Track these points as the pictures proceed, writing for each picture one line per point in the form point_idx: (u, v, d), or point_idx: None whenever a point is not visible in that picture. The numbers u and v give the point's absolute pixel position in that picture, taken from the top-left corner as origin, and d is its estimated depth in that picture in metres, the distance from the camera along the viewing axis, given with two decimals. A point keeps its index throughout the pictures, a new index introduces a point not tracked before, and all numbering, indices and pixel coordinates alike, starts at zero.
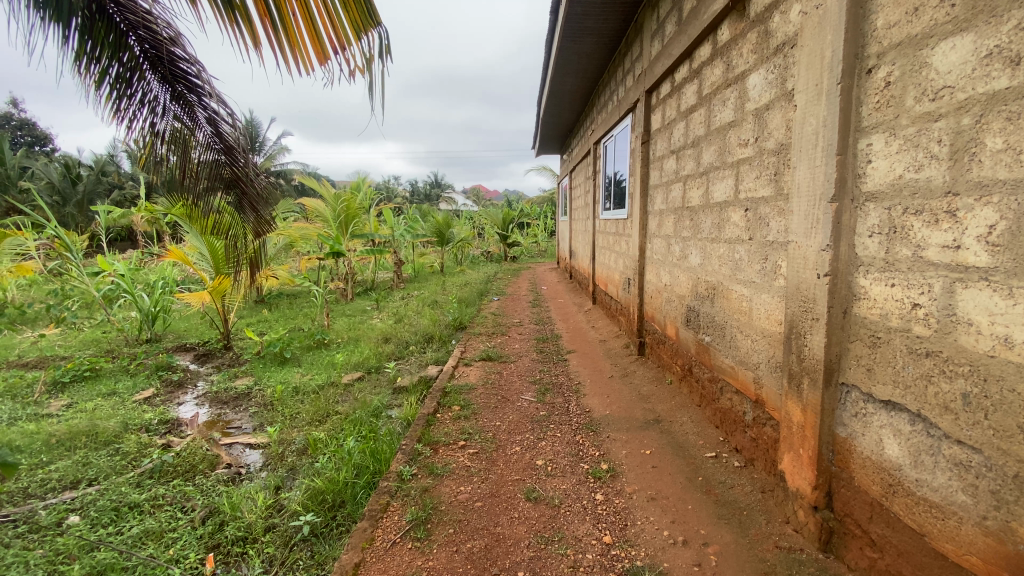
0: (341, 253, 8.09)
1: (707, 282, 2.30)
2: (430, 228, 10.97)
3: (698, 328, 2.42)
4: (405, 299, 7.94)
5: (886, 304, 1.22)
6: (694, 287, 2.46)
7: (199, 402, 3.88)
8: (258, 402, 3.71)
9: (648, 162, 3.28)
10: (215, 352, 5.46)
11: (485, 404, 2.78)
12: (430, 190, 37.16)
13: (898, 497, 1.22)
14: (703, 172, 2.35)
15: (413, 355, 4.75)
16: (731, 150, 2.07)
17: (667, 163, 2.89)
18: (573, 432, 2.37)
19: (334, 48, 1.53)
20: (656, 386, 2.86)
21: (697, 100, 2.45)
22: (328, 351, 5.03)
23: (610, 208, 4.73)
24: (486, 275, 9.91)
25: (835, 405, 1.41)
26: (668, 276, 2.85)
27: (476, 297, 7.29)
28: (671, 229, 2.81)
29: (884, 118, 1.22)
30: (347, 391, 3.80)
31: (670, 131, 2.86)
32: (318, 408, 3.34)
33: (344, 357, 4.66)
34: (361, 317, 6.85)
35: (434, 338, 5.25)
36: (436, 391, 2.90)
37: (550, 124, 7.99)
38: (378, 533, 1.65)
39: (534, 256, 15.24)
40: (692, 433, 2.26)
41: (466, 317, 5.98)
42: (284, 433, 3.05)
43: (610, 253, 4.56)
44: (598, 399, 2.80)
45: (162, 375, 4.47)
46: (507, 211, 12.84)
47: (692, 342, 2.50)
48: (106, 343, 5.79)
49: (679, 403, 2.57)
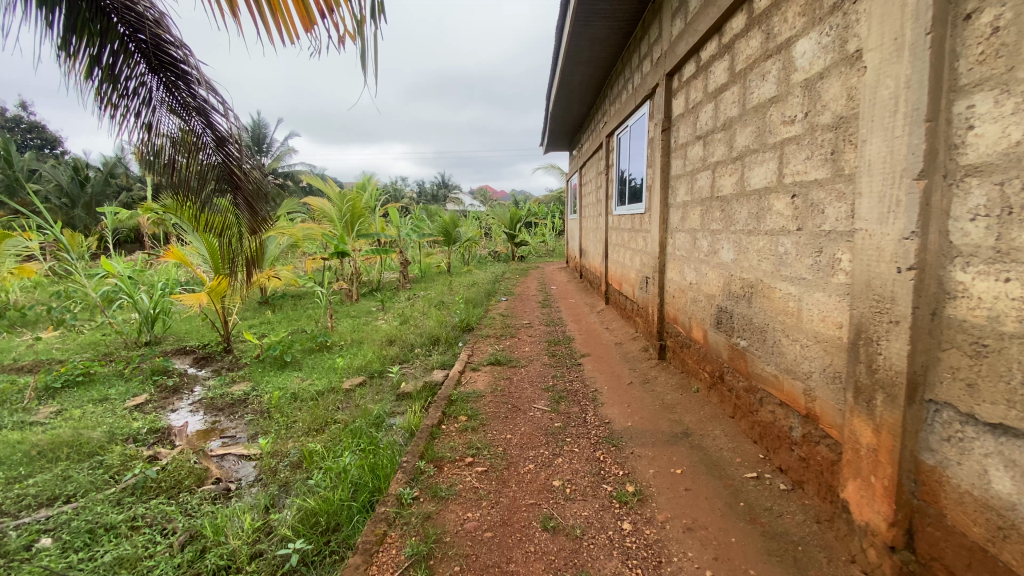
0: (345, 253, 7.90)
1: (743, 280, 2.06)
2: (436, 228, 10.77)
3: (731, 331, 2.18)
4: (411, 300, 7.74)
5: (998, 304, 0.98)
6: (726, 286, 2.22)
7: (194, 409, 3.69)
8: (254, 410, 3.50)
9: (669, 151, 3.04)
10: (215, 355, 5.28)
11: (494, 414, 2.54)
12: (437, 191, 37.14)
13: (1011, 544, 0.98)
14: (737, 158, 2.11)
15: (418, 358, 4.53)
16: (772, 131, 1.83)
17: (692, 151, 2.65)
18: (593, 447, 2.14)
19: (320, 10, 1.31)
20: (681, 394, 2.62)
21: (728, 78, 2.21)
22: (330, 354, 4.82)
23: (624, 203, 4.48)
24: (493, 275, 9.69)
25: (918, 426, 1.17)
26: (694, 274, 2.61)
27: (484, 297, 7.08)
28: (698, 222, 2.57)
29: (992, 73, 0.98)
30: (347, 397, 3.58)
31: (695, 115, 2.61)
32: (316, 417, 3.12)
33: (346, 360, 4.45)
34: (366, 318, 6.65)
35: (440, 341, 5.02)
36: (441, 400, 2.67)
37: (560, 119, 7.75)
38: (372, 570, 1.42)
39: (542, 255, 14.99)
40: (727, 449, 2.02)
41: (474, 319, 5.75)
42: (278, 444, 2.83)
43: (625, 251, 4.31)
44: (617, 408, 2.56)
45: (157, 380, 4.28)
46: (514, 210, 12.63)
47: (724, 347, 2.26)
48: (104, 346, 5.63)
49: (709, 414, 2.32)
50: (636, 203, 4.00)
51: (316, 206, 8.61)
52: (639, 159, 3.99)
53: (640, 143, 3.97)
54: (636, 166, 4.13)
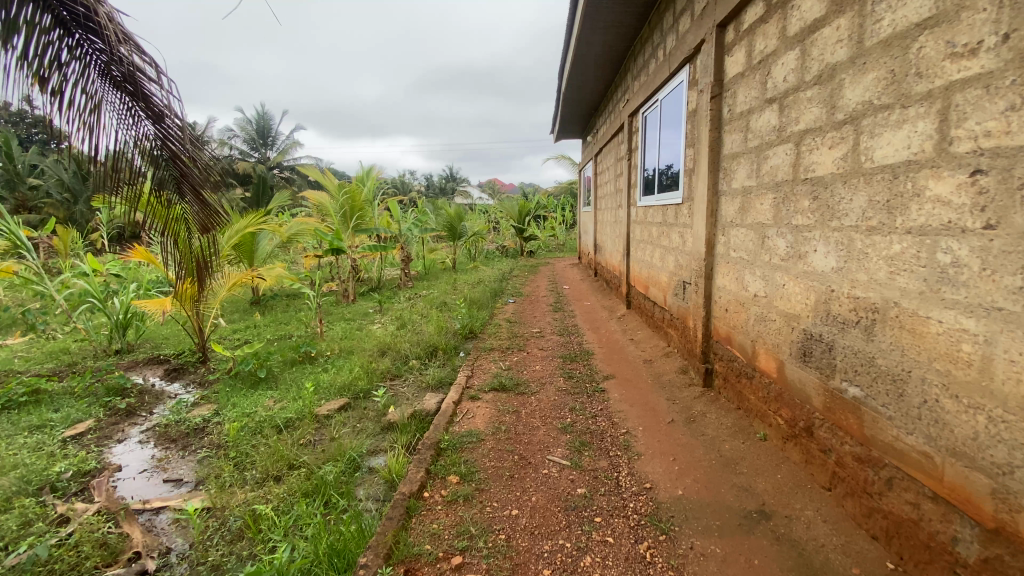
0: (340, 249, 7.32)
1: (857, 299, 1.41)
2: (441, 222, 10.13)
3: (830, 371, 1.54)
4: (412, 301, 7.14)
5: None
6: (822, 305, 1.57)
7: (144, 440, 3.12)
8: (211, 444, 2.93)
9: (721, 123, 2.38)
10: (188, 367, 4.72)
11: (494, 471, 1.90)
12: (445, 184, 36.49)
13: None
14: (847, 121, 1.45)
15: (412, 373, 3.91)
16: (929, 73, 1.18)
17: (759, 119, 2.00)
18: (634, 536, 1.50)
19: None
20: (743, 443, 1.99)
21: (827, 8, 1.55)
22: (313, 366, 4.22)
23: (653, 192, 3.82)
24: (501, 272, 9.06)
25: None
26: (762, 284, 1.96)
27: (490, 298, 6.44)
28: (769, 214, 1.91)
29: None
30: (322, 428, 2.98)
31: (765, 71, 1.96)
32: (278, 458, 2.52)
33: (330, 377, 3.86)
34: (361, 322, 6.06)
35: (439, 352, 4.40)
36: (427, 448, 2.04)
37: (573, 101, 7.06)
38: None
39: (552, 249, 14.26)
40: (832, 547, 1.39)
41: (478, 324, 5.11)
42: (224, 499, 2.23)
43: (653, 248, 3.66)
44: (659, 462, 1.93)
45: (111, 401, 3.71)
46: (523, 203, 11.94)
47: (814, 390, 1.63)
48: (70, 356, 5.08)
49: (791, 480, 1.69)
50: (668, 192, 3.34)
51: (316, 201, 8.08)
52: (674, 140, 3.31)
53: (675, 120, 3.30)
54: (668, 149, 3.46)
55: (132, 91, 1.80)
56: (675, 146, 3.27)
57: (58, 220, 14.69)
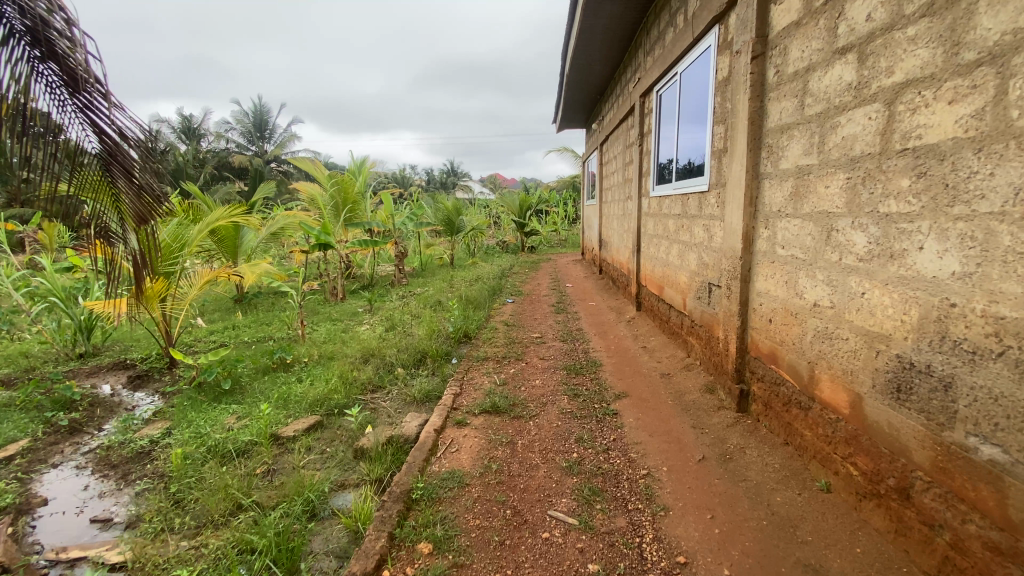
0: (329, 244, 6.84)
1: (1004, 319, 0.96)
2: (438, 216, 9.66)
3: (948, 419, 1.10)
4: (404, 299, 6.68)
5: None
6: (935, 325, 1.12)
7: (82, 467, 2.70)
8: (154, 473, 2.50)
9: (764, 89, 1.92)
10: (154, 374, 4.29)
11: (479, 534, 1.46)
12: (446, 179, 36.01)
13: None
14: (988, 58, 1.00)
15: (396, 385, 3.46)
16: None
17: (824, 77, 1.54)
18: None
19: None
20: (800, 495, 1.55)
21: None
22: (287, 375, 3.78)
23: (669, 180, 3.36)
24: (500, 268, 8.58)
25: None
26: (829, 291, 1.51)
27: (488, 298, 5.98)
28: (840, 200, 1.46)
29: None
30: (285, 454, 2.55)
31: (832, 13, 1.50)
32: (223, 498, 2.08)
33: (303, 388, 3.42)
34: (348, 323, 5.61)
35: (428, 359, 3.95)
36: (395, 498, 1.61)
37: (577, 86, 6.57)
38: None
39: (554, 245, 13.77)
40: None
41: (473, 326, 4.66)
42: (147, 554, 1.80)
43: (670, 244, 3.20)
44: (693, 522, 1.49)
45: (55, 417, 3.28)
46: (524, 196, 11.46)
47: (916, 441, 1.18)
48: (27, 360, 4.65)
49: (877, 558, 1.25)
50: (690, 180, 2.87)
51: (306, 191, 7.70)
52: (699, 118, 2.84)
53: (700, 95, 2.83)
54: (691, 130, 2.99)
55: (53, 55, 1.68)
56: (701, 126, 2.80)
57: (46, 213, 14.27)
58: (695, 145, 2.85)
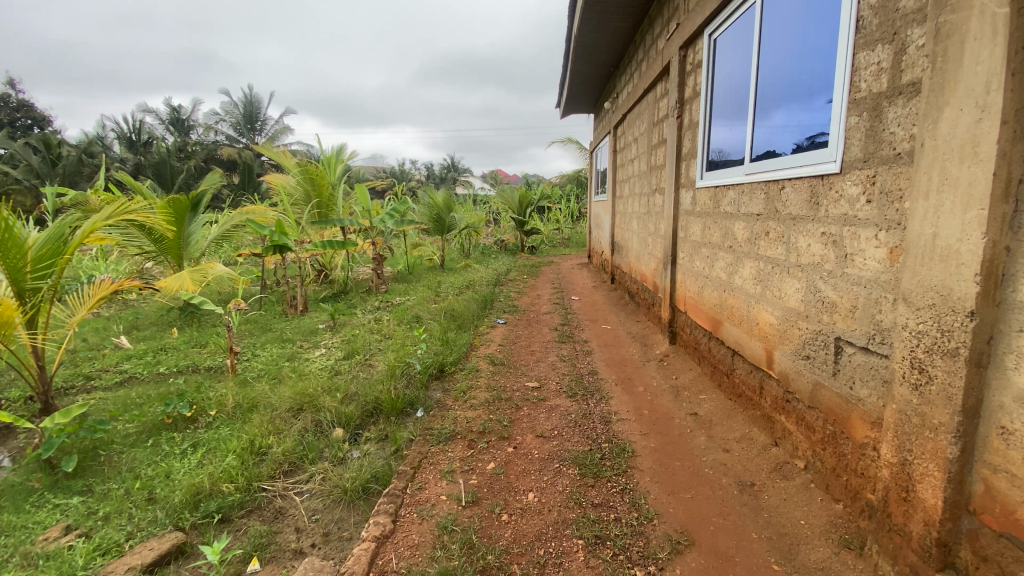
0: (285, 246, 5.53)
1: None
2: (425, 212, 8.48)
3: None
4: (376, 312, 5.53)
5: None
6: None
7: None
8: None
9: None
10: (15, 428, 3.11)
11: None
12: (446, 175, 34.84)
13: None
14: None
15: (324, 463, 2.33)
16: None
17: None
18: None
19: None
20: None
21: None
22: (177, 439, 2.64)
23: (730, 162, 2.25)
24: (495, 273, 7.42)
25: None
26: None
27: (476, 315, 4.82)
28: None
29: None
30: None
31: None
32: None
33: (184, 470, 2.29)
34: (299, 346, 4.46)
35: (382, 413, 2.80)
36: None
37: (583, 63, 5.41)
38: None
39: (557, 245, 12.54)
40: None
41: (452, 356, 3.51)
42: None
43: (738, 258, 2.07)
44: None
45: None
46: (524, 192, 10.28)
47: None
48: None
49: None
50: (779, 165, 1.76)
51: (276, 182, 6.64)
52: (812, 68, 1.65)
53: (813, 28, 1.63)
54: (786, 89, 1.81)
55: None
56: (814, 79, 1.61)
57: (17, 203, 13.14)
58: (796, 107, 1.73)
